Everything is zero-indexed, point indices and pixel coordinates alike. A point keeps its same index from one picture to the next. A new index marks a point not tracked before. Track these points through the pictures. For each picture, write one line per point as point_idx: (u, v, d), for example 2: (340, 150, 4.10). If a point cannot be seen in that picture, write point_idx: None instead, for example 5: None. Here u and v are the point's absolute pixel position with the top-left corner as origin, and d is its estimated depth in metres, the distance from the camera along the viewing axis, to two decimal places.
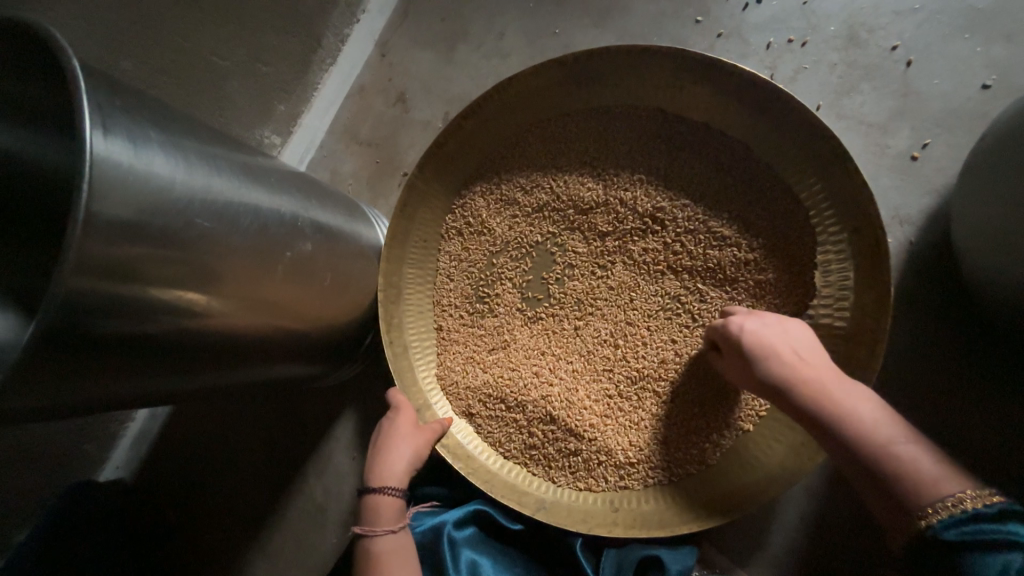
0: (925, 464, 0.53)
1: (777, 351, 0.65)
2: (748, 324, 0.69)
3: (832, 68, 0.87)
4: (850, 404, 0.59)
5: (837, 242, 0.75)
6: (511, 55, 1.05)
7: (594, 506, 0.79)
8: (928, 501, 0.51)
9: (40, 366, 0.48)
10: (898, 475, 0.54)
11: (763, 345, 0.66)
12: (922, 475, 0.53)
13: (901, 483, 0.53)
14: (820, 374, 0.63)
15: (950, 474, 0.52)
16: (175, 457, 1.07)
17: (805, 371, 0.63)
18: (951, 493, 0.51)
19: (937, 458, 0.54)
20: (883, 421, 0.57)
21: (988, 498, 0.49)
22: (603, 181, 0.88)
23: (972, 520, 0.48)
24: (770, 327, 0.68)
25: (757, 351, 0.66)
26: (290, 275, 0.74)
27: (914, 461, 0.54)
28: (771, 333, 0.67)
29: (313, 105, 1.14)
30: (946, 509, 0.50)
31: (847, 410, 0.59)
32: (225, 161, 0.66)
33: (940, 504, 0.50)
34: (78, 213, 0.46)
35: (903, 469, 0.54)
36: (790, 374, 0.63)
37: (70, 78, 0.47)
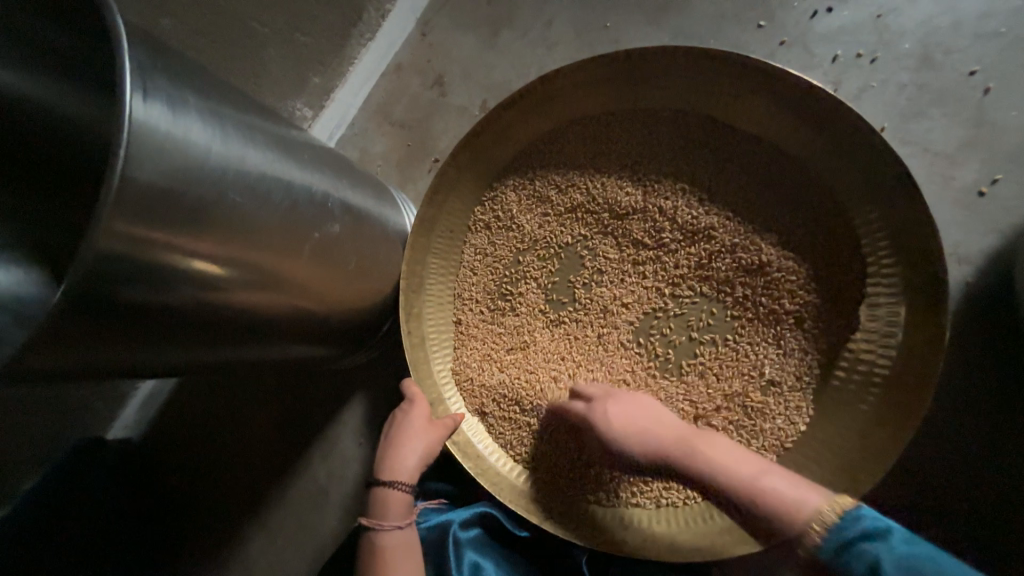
0: (791, 496, 0.58)
1: (645, 432, 0.69)
2: (614, 398, 0.73)
3: (901, 89, 0.81)
4: (709, 458, 0.64)
5: (890, 275, 0.71)
6: (558, 46, 1.01)
7: (602, 520, 0.77)
8: (809, 520, 0.55)
9: (64, 331, 0.47)
10: (763, 501, 0.59)
11: (678, 446, 0.66)
12: (785, 501, 0.57)
13: (780, 517, 0.57)
14: (612, 414, 0.71)
15: (801, 502, 0.57)
16: (182, 423, 1.07)
17: (664, 439, 0.68)
18: (813, 515, 0.55)
19: (786, 495, 0.58)
20: (749, 469, 0.62)
21: (840, 505, 0.55)
22: (643, 186, 0.85)
23: (845, 529, 0.53)
24: (632, 409, 0.71)
25: (620, 440, 0.69)
26: (317, 256, 0.72)
27: (779, 487, 0.59)
28: (670, 425, 0.70)
29: (347, 80, 1.09)
30: (825, 523, 0.54)
31: (725, 472, 0.62)
32: (260, 133, 0.64)
33: (814, 524, 0.55)
34: (114, 177, 0.45)
35: (768, 500, 0.58)
36: (656, 445, 0.68)
37: (113, 36, 0.45)
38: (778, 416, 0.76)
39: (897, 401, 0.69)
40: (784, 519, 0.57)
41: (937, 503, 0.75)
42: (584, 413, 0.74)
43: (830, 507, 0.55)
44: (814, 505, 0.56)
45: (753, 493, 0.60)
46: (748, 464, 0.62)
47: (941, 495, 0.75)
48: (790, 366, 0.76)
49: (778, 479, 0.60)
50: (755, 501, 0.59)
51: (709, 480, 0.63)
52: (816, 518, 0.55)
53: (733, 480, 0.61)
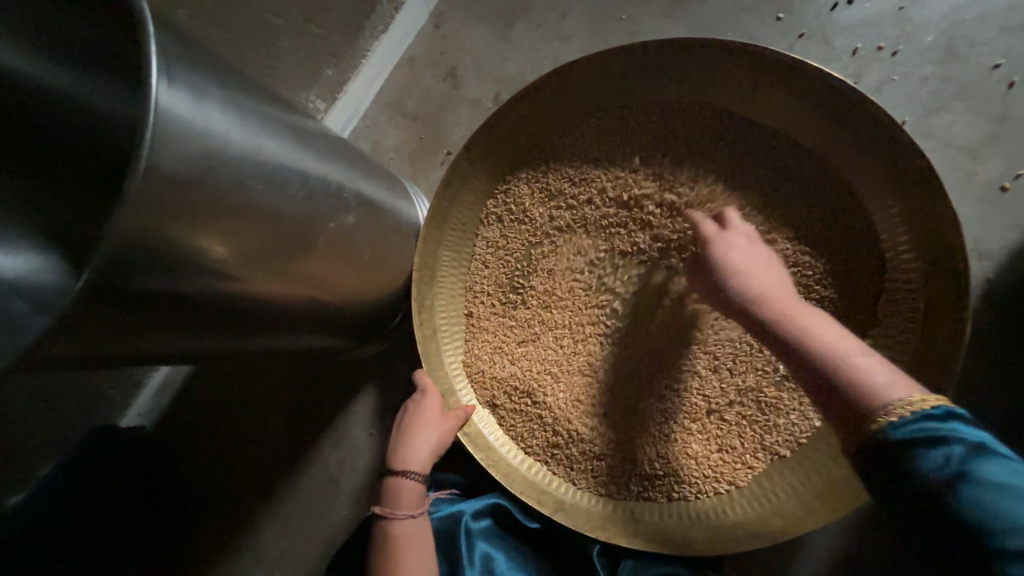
0: (878, 375, 0.55)
1: (746, 277, 0.68)
2: (732, 240, 0.72)
3: (923, 83, 0.80)
4: (806, 326, 0.61)
5: (908, 272, 0.70)
6: (572, 39, 1.01)
7: (613, 512, 0.78)
8: (888, 407, 0.51)
9: (85, 317, 0.47)
10: (849, 376, 0.55)
11: (775, 305, 0.64)
12: (872, 380, 0.54)
13: (854, 387, 0.55)
14: (729, 266, 0.69)
15: (896, 384, 0.53)
16: (194, 411, 1.08)
17: (771, 295, 0.65)
18: (899, 397, 0.52)
19: (890, 371, 0.55)
20: (846, 347, 0.58)
21: (933, 401, 0.51)
22: (658, 179, 0.84)
23: (919, 420, 0.49)
24: (746, 251, 0.71)
25: (728, 273, 0.69)
26: (332, 246, 0.73)
27: (868, 365, 0.56)
28: (773, 281, 0.67)
29: (360, 72, 1.09)
30: (908, 408, 0.51)
31: (817, 338, 0.59)
32: (279, 122, 0.64)
33: (891, 408, 0.51)
34: (139, 163, 0.45)
35: (851, 374, 0.55)
36: (755, 292, 0.66)
37: (140, 24, 0.46)
38: (792, 411, 0.76)
39: None
40: (864, 391, 0.54)
41: None
42: (705, 241, 0.73)
43: (919, 403, 0.51)
44: (911, 392, 0.52)
45: (843, 364, 0.56)
46: (850, 340, 0.59)
47: None
48: None
49: (873, 359, 0.57)
50: (837, 368, 0.56)
51: (795, 340, 0.60)
52: (897, 407, 0.51)
53: (827, 351, 0.58)
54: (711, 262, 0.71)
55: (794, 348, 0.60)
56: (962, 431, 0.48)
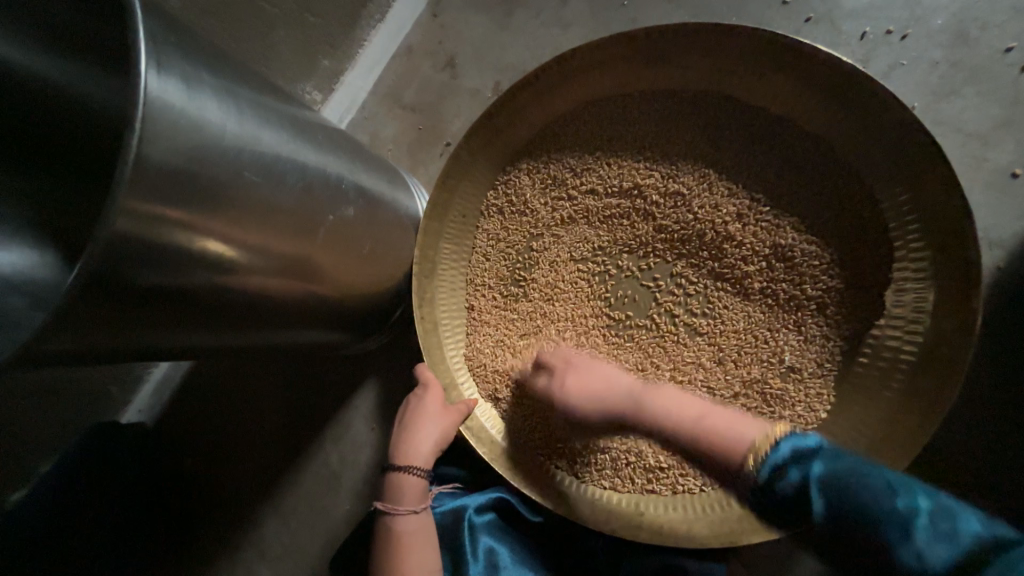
0: (729, 428, 0.60)
1: (597, 390, 0.74)
2: (573, 365, 0.78)
3: (934, 67, 0.78)
4: (666, 409, 0.68)
5: (918, 260, 0.69)
6: (573, 26, 0.99)
7: (617, 505, 0.77)
8: (748, 446, 0.56)
9: (79, 313, 0.46)
10: (700, 439, 0.62)
11: (628, 395, 0.72)
12: (730, 434, 0.59)
13: (719, 451, 0.59)
14: (567, 379, 0.76)
15: (739, 436, 0.58)
16: (194, 407, 1.07)
17: (620, 399, 0.73)
18: (750, 443, 0.56)
19: (727, 427, 0.61)
20: (694, 413, 0.65)
21: (779, 434, 0.55)
22: (661, 169, 0.83)
23: (776, 458, 0.53)
24: (581, 372, 0.76)
25: (586, 394, 0.74)
26: (331, 239, 0.71)
27: (720, 423, 0.62)
28: (617, 386, 0.74)
29: (357, 62, 1.07)
30: (756, 454, 0.55)
31: (674, 418, 0.66)
32: (275, 112, 0.63)
33: (751, 454, 0.55)
34: (130, 154, 0.44)
35: (714, 442, 0.60)
36: (604, 405, 0.73)
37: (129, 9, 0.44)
38: (797, 403, 0.75)
39: (926, 387, 0.67)
40: (729, 457, 0.58)
41: (959, 490, 0.74)
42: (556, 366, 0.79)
43: (763, 440, 0.56)
44: (759, 432, 0.57)
45: (703, 434, 0.62)
46: (698, 407, 0.66)
47: (964, 483, 0.74)
48: (810, 353, 0.75)
49: (725, 418, 0.62)
50: (714, 438, 0.60)
51: (665, 420, 0.67)
52: (755, 449, 0.55)
53: (682, 422, 0.65)
54: (562, 401, 0.76)
55: (667, 431, 0.67)
56: (788, 450, 0.53)
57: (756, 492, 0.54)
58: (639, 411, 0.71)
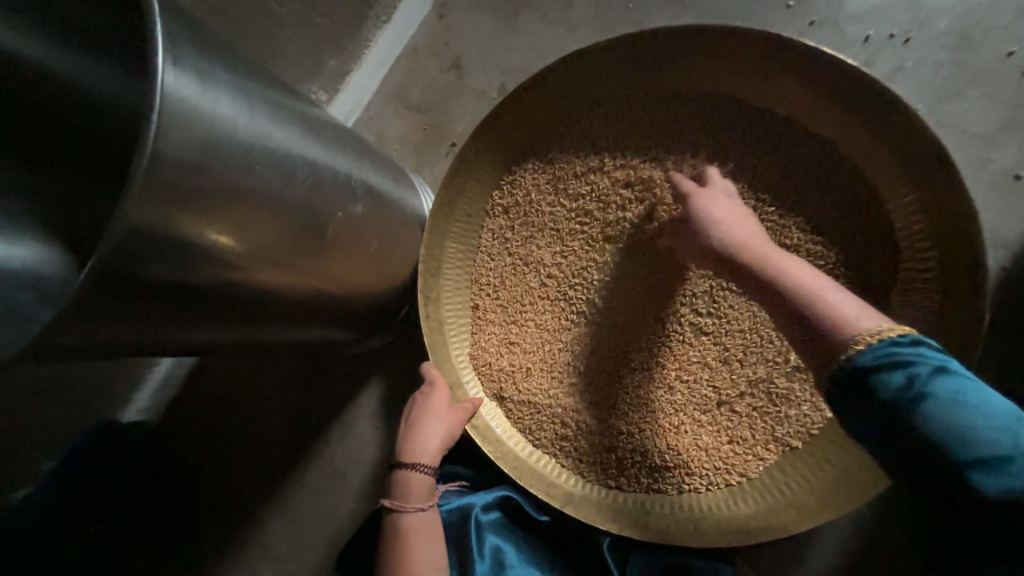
0: (848, 309, 0.55)
1: (721, 224, 0.69)
2: (716, 199, 0.72)
3: (938, 69, 0.79)
4: (778, 265, 0.62)
5: (924, 260, 0.70)
6: (578, 28, 1.00)
7: (623, 505, 0.77)
8: (856, 334, 0.52)
9: (91, 306, 0.46)
10: (820, 311, 0.56)
11: (732, 239, 0.67)
12: (836, 311, 0.55)
13: (822, 319, 0.55)
14: (706, 218, 0.70)
15: (862, 317, 0.53)
16: (198, 405, 1.07)
17: (746, 234, 0.68)
18: (869, 327, 0.52)
19: (847, 304, 0.56)
20: (816, 284, 0.58)
21: (903, 330, 0.51)
22: (667, 169, 0.83)
23: (896, 349, 0.50)
24: (720, 204, 0.71)
25: (719, 228, 0.69)
26: (339, 236, 0.72)
27: (834, 303, 0.56)
28: (751, 229, 0.69)
29: (363, 62, 1.07)
30: (874, 338, 0.51)
31: (787, 275, 0.60)
32: (285, 109, 0.63)
33: (860, 336, 0.52)
34: (145, 147, 0.44)
35: (824, 313, 0.55)
36: (741, 240, 0.67)
37: (145, 5, 0.44)
38: (803, 403, 0.75)
39: None
40: (822, 320, 0.55)
41: None
42: (687, 210, 0.73)
43: (881, 331, 0.52)
44: (876, 322, 0.53)
45: (816, 303, 0.56)
46: (812, 278, 0.60)
47: None
48: None
49: (842, 298, 0.56)
50: (821, 306, 0.56)
51: (782, 284, 0.60)
52: (863, 334, 0.51)
53: (802, 286, 0.59)
54: (691, 221, 0.71)
55: (764, 284, 0.62)
56: (914, 347, 0.49)
57: (842, 373, 0.51)
58: (746, 263, 0.65)
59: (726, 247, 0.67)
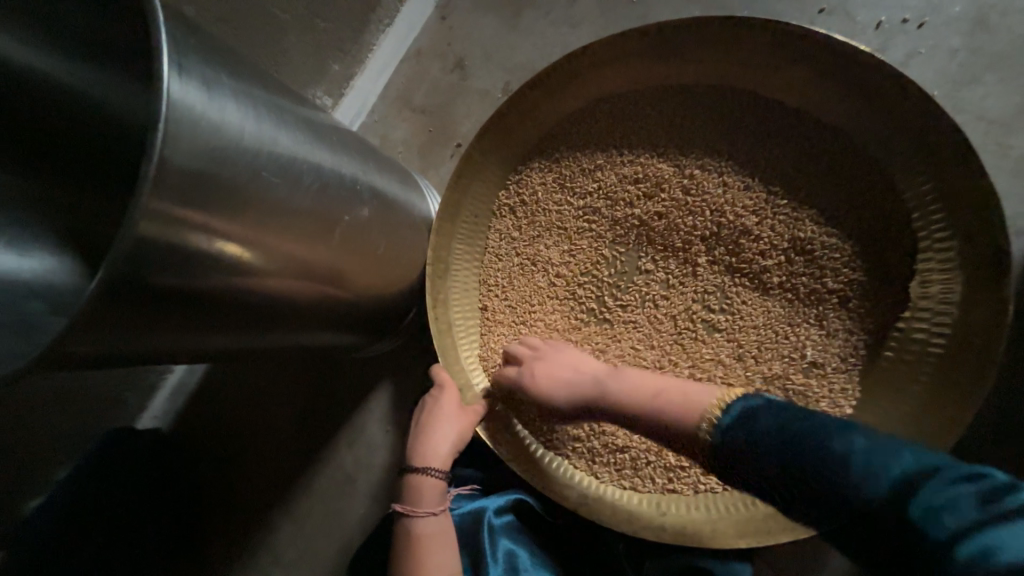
0: (687, 391, 0.63)
1: (562, 380, 0.73)
2: (553, 354, 0.77)
3: (952, 55, 0.77)
4: (626, 386, 0.69)
5: (945, 252, 0.68)
6: (582, 25, 0.99)
7: (638, 506, 0.76)
8: (704, 406, 0.60)
9: (101, 316, 0.46)
10: (659, 415, 0.64)
11: (580, 376, 0.73)
12: (687, 401, 0.62)
13: (676, 416, 0.62)
14: (553, 384, 0.73)
15: (694, 397, 0.62)
16: (210, 412, 1.08)
17: (586, 379, 0.72)
18: (709, 405, 0.59)
19: (683, 388, 0.64)
20: (652, 390, 0.66)
21: (730, 394, 0.59)
22: (675, 165, 0.82)
23: (732, 414, 0.57)
24: (558, 363, 0.75)
25: (552, 389, 0.73)
26: (346, 240, 0.71)
27: (676, 398, 0.63)
28: (586, 369, 0.74)
29: (366, 67, 1.08)
30: (714, 418, 0.58)
31: (628, 394, 0.68)
32: (291, 115, 0.63)
33: (708, 417, 0.59)
34: (152, 156, 0.44)
35: (666, 413, 0.63)
36: (596, 393, 0.70)
37: (150, 14, 0.44)
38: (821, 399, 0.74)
39: (961, 379, 0.65)
40: (676, 421, 0.62)
41: None
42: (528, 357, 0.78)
43: (720, 400, 0.60)
44: (702, 401, 0.60)
45: (661, 406, 0.64)
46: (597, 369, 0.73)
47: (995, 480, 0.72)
48: (833, 347, 0.74)
49: (636, 377, 0.69)
50: (664, 408, 0.63)
51: (631, 406, 0.67)
52: (707, 413, 0.59)
53: (635, 400, 0.67)
54: (541, 395, 0.73)
55: (625, 412, 0.68)
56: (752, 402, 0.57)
57: (724, 468, 0.57)
58: (596, 403, 0.70)
59: (588, 394, 0.71)
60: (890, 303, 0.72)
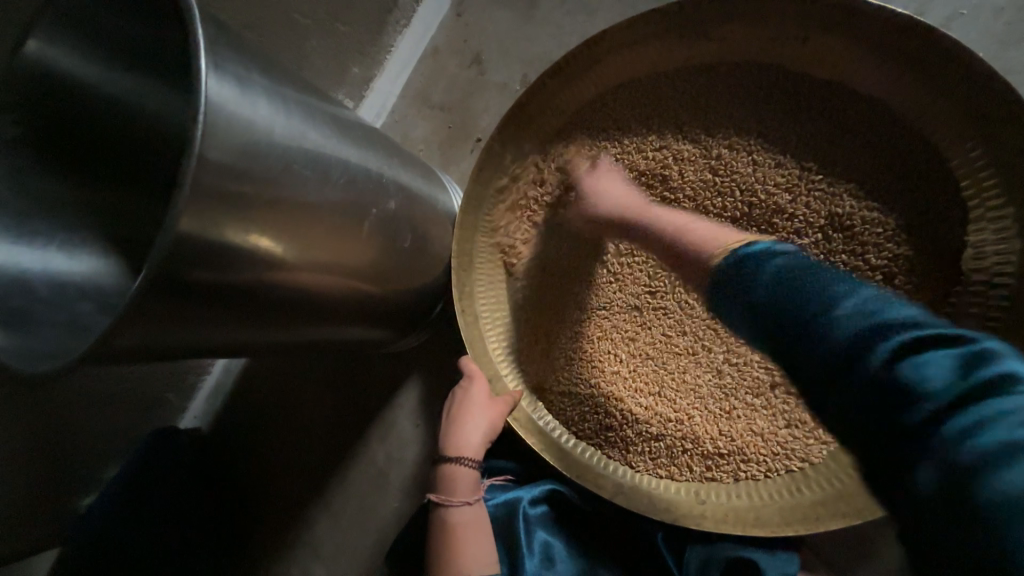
0: (710, 230, 0.67)
1: (616, 191, 0.80)
2: (612, 176, 0.82)
3: (998, 14, 0.73)
4: (662, 218, 0.74)
5: (998, 218, 0.66)
6: (599, 12, 0.98)
7: (676, 495, 0.74)
8: (714, 246, 0.62)
9: (148, 310, 0.48)
10: (687, 240, 0.67)
11: (614, 184, 0.81)
12: (702, 234, 0.66)
13: (686, 242, 0.67)
14: (602, 195, 0.80)
15: (723, 231, 0.65)
16: (245, 410, 1.11)
17: (632, 203, 0.78)
18: (722, 241, 0.62)
19: (712, 226, 0.68)
20: (688, 220, 0.72)
21: (750, 239, 0.61)
22: (701, 146, 0.80)
23: (762, 251, 0.56)
24: (618, 181, 0.82)
25: (612, 201, 0.79)
26: (375, 233, 0.72)
27: (706, 231, 0.67)
28: (633, 196, 0.79)
29: (386, 68, 1.10)
30: (732, 241, 0.61)
31: (666, 221, 0.72)
32: (319, 111, 0.64)
33: (723, 247, 0.61)
34: (192, 154, 0.46)
35: (689, 237, 0.67)
36: (637, 211, 0.76)
37: (187, 19, 0.46)
38: None
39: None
40: (694, 246, 0.65)
41: None
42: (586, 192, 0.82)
43: (741, 240, 0.61)
44: (729, 236, 0.63)
45: (683, 232, 0.69)
46: (644, 199, 0.79)
47: None
48: None
49: (673, 214, 0.74)
50: (686, 237, 0.67)
51: (662, 226, 0.72)
52: (727, 244, 0.61)
53: (673, 229, 0.71)
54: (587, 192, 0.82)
55: (655, 236, 0.73)
56: (766, 245, 0.57)
57: (729, 269, 0.57)
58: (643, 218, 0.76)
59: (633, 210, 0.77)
60: (941, 277, 0.69)
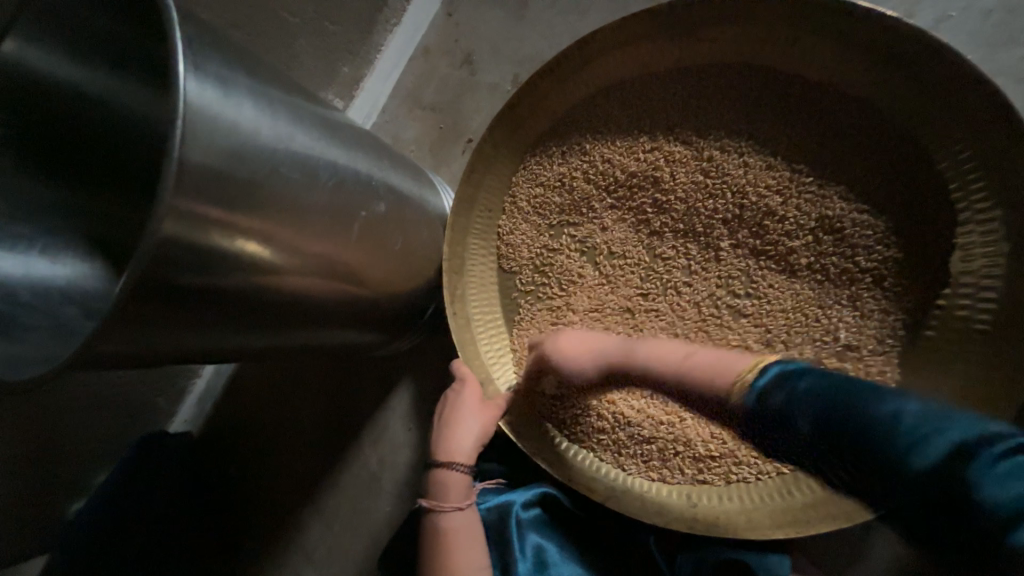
0: (714, 360, 0.66)
1: (578, 351, 0.75)
2: (567, 334, 0.78)
3: (986, 16, 0.74)
4: (648, 352, 0.73)
5: (987, 220, 0.66)
6: (591, 12, 0.98)
7: (668, 498, 0.74)
8: (731, 379, 0.62)
9: (131, 316, 0.47)
10: (701, 377, 0.66)
11: (579, 339, 0.76)
12: (715, 366, 0.65)
13: (697, 375, 0.66)
14: (566, 352, 0.76)
15: (727, 359, 0.65)
16: (235, 414, 1.10)
17: (608, 347, 0.75)
18: (739, 368, 0.63)
19: (716, 354, 0.67)
20: (682, 351, 0.70)
21: (764, 361, 0.61)
22: (693, 147, 0.80)
23: (767, 380, 0.58)
24: (576, 338, 0.76)
25: (578, 361, 0.75)
26: (365, 236, 0.72)
27: (709, 360, 0.67)
28: (605, 344, 0.76)
29: (376, 68, 1.09)
30: (751, 372, 0.61)
31: (658, 357, 0.71)
32: (305, 113, 0.63)
33: (736, 382, 0.62)
34: (173, 157, 0.45)
35: (702, 369, 0.66)
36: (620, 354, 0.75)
37: (166, 18, 0.45)
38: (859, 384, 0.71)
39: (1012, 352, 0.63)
40: (713, 378, 0.65)
41: None
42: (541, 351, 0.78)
43: (753, 367, 0.62)
44: (740, 363, 0.64)
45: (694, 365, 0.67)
46: (615, 340, 0.76)
47: None
48: (869, 329, 0.72)
49: (661, 343, 0.73)
50: (702, 372, 0.66)
51: (659, 369, 0.71)
52: (740, 377, 0.61)
53: (670, 365, 0.70)
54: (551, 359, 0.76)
55: (658, 370, 0.72)
56: (777, 371, 0.58)
57: (759, 408, 0.59)
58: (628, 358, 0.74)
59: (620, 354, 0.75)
60: (929, 279, 0.70)
